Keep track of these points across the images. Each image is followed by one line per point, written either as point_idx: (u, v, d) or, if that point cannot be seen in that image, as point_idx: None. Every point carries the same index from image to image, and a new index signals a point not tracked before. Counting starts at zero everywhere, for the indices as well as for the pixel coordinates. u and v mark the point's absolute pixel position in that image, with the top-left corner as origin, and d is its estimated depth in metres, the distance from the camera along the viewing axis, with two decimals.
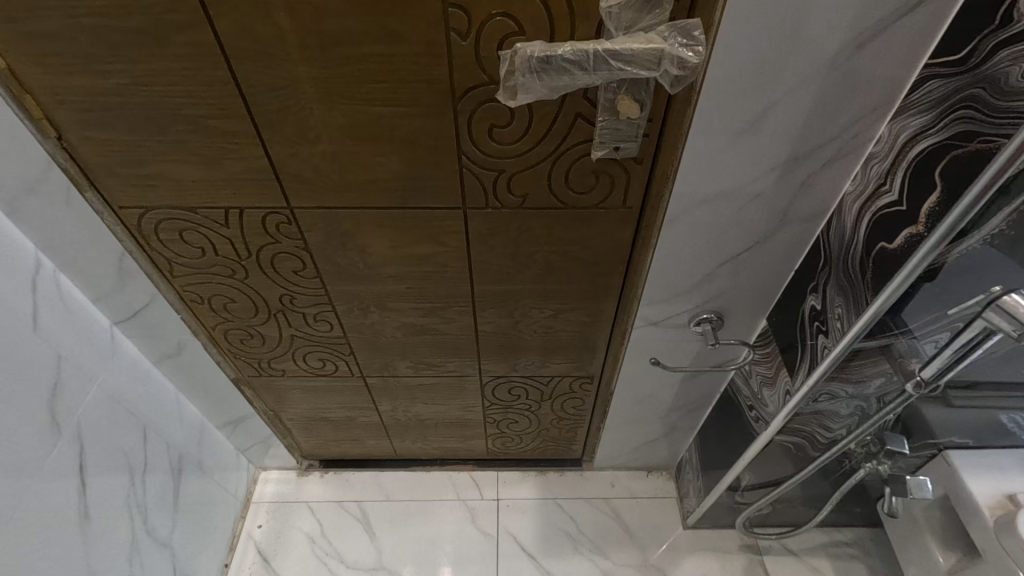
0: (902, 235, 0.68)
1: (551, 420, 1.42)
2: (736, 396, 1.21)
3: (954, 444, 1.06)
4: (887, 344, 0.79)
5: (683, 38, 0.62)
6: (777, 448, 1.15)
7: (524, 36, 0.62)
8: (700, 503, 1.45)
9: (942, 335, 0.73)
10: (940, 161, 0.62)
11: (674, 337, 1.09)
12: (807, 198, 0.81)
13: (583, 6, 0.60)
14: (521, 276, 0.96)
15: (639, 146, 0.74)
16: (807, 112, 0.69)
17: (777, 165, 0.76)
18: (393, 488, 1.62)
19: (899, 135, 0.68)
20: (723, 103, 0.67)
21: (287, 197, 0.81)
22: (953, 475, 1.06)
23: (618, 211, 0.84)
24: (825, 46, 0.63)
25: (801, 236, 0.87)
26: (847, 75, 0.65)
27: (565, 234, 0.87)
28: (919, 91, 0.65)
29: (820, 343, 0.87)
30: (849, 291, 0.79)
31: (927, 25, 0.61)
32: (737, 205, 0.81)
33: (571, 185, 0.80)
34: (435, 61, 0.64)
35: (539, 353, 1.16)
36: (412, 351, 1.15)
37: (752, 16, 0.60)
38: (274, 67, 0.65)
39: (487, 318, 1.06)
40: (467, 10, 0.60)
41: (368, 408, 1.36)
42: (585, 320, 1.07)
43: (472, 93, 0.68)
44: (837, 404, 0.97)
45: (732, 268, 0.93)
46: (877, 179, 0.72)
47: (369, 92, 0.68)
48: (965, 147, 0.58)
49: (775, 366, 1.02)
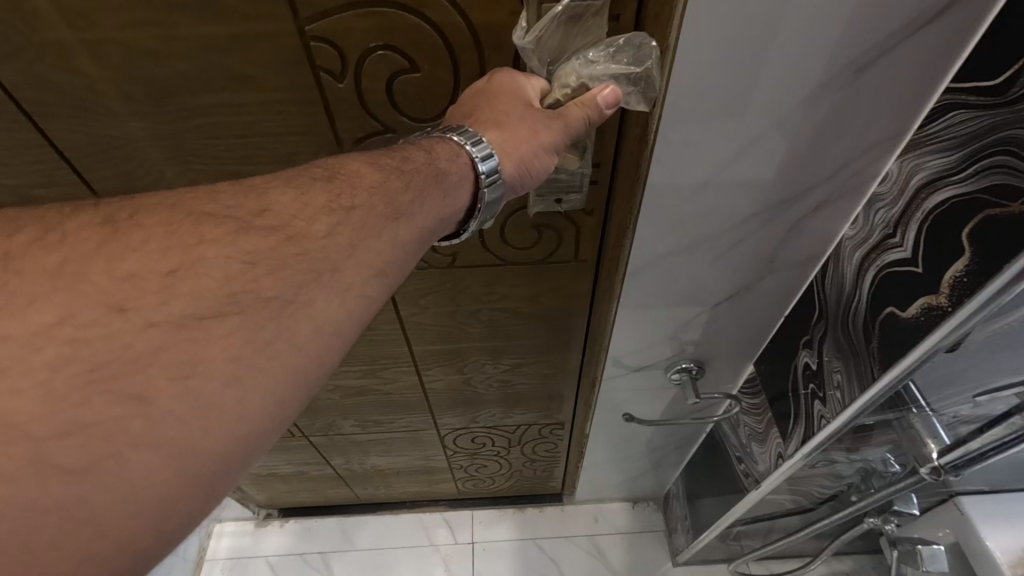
0: (917, 304, 0.54)
1: (523, 462, 1.29)
2: (721, 443, 1.10)
3: (966, 489, 0.89)
4: (898, 417, 0.66)
5: (607, 49, 0.44)
6: (772, 504, 1.05)
7: (420, 73, 0.46)
8: (690, 544, 1.34)
9: (963, 409, 0.60)
10: (968, 221, 0.47)
11: (651, 385, 0.95)
12: (796, 243, 0.67)
13: (493, 32, 0.44)
14: (467, 335, 0.82)
15: (587, 197, 0.58)
16: (794, 150, 0.54)
17: (759, 211, 0.61)
18: (361, 536, 1.49)
19: (912, 176, 0.54)
20: (685, 146, 0.53)
21: (75, 164, 0.52)
22: (965, 527, 0.89)
23: (570, 265, 0.69)
24: (817, 75, 0.48)
25: (792, 282, 0.73)
26: (843, 108, 0.51)
27: (509, 291, 0.73)
28: (936, 124, 0.50)
29: (817, 407, 0.75)
30: (851, 356, 0.65)
31: (946, 41, 0.46)
32: (713, 256, 0.67)
33: (510, 242, 0.65)
34: (309, 108, 0.49)
35: (500, 405, 1.02)
36: (354, 411, 1.01)
37: (716, 38, 0.44)
38: (95, 123, 0.49)
39: (434, 376, 0.92)
40: (335, 43, 0.44)
41: (318, 462, 1.23)
42: (546, 373, 0.93)
43: (366, 143, 0.52)
44: (838, 466, 0.84)
45: (710, 317, 0.79)
46: (883, 227, 0.58)
47: (229, 148, 0.52)
48: (1004, 208, 0.44)
49: (765, 422, 0.91)
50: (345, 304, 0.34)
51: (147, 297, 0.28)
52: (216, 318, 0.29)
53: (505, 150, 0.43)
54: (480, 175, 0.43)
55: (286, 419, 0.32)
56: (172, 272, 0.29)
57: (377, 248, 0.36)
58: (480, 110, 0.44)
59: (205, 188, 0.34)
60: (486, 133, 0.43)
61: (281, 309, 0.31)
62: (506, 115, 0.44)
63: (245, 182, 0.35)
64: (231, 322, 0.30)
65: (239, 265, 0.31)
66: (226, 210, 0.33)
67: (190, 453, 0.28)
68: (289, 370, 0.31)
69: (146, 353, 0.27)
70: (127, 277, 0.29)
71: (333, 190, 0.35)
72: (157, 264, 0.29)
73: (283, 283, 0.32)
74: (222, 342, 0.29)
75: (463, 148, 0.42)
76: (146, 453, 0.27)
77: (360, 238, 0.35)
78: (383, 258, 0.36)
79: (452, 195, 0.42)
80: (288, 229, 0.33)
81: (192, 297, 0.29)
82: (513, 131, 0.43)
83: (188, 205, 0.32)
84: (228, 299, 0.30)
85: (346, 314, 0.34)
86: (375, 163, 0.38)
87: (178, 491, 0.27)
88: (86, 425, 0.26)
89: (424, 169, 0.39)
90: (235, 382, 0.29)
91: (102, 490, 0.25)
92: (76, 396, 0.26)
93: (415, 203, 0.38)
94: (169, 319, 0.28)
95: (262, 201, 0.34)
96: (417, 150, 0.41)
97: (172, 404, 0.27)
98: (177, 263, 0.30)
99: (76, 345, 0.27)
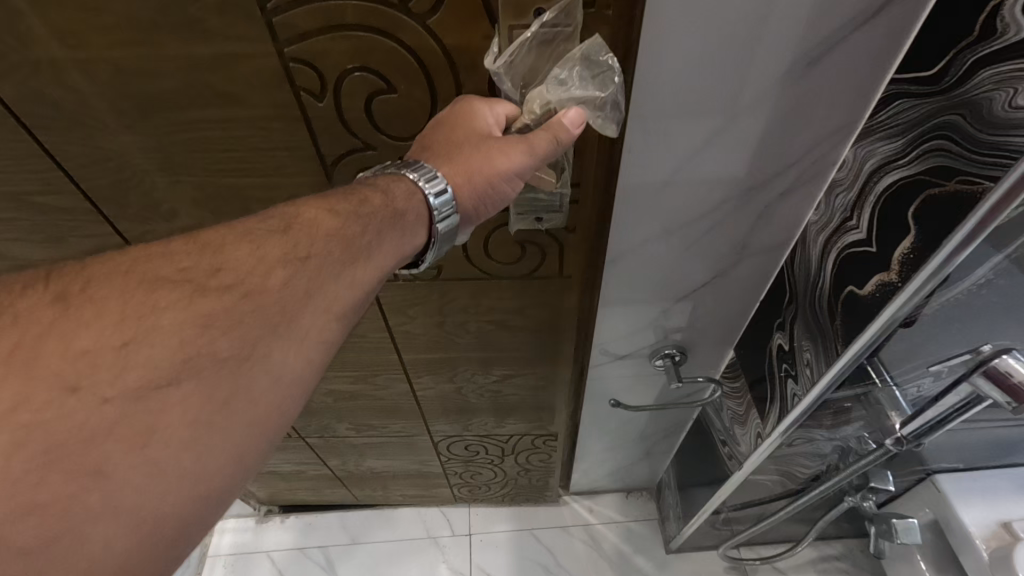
0: (872, 282, 0.55)
1: (518, 471, 1.29)
2: (706, 427, 1.10)
3: (943, 467, 0.89)
4: (865, 392, 0.67)
5: (581, 71, 0.44)
6: (756, 485, 1.04)
7: (397, 94, 0.47)
8: (680, 531, 1.33)
9: (925, 380, 0.62)
10: (914, 201, 0.49)
11: (637, 372, 0.93)
12: (765, 229, 0.66)
13: (468, 55, 0.45)
14: (456, 344, 0.82)
15: (567, 215, 0.59)
16: (759, 136, 0.54)
17: (731, 197, 0.61)
18: (360, 530, 1.51)
19: (866, 162, 0.55)
20: (653, 142, 0.53)
21: (73, 173, 0.54)
22: (943, 504, 0.88)
23: (556, 280, 0.69)
24: (785, 62, 0.48)
25: (765, 267, 0.73)
26: (809, 95, 0.51)
27: (495, 304, 0.74)
28: (884, 112, 0.52)
29: (790, 387, 0.76)
30: (817, 332, 0.67)
31: (896, 30, 0.48)
32: (687, 243, 0.66)
33: (493, 256, 0.65)
34: (291, 125, 0.50)
35: (492, 415, 1.03)
36: (348, 415, 1.03)
37: (682, 36, 0.45)
38: (91, 136, 0.51)
39: (425, 385, 0.93)
40: (314, 64, 0.45)
41: (315, 463, 1.25)
42: (536, 385, 0.93)
43: (347, 159, 0.53)
44: (815, 444, 0.84)
45: (690, 304, 0.78)
46: (842, 211, 0.59)
47: (218, 161, 0.53)
48: (943, 186, 0.46)
49: (745, 404, 0.91)
50: (302, 351, 0.36)
51: (102, 372, 0.29)
52: (173, 385, 0.30)
53: (458, 183, 0.44)
54: (434, 210, 0.44)
55: (242, 475, 0.34)
56: (125, 345, 0.30)
57: (335, 292, 0.37)
58: (437, 143, 0.45)
59: (157, 247, 0.34)
60: (439, 165, 0.44)
61: (237, 365, 0.32)
62: (460, 147, 0.44)
63: (200, 237, 0.36)
64: (185, 388, 0.31)
65: (194, 328, 0.31)
66: (182, 271, 0.33)
67: (149, 516, 0.29)
68: (249, 422, 0.33)
69: (101, 431, 0.28)
70: (81, 355, 0.29)
71: (291, 241, 0.36)
72: (110, 338, 0.30)
73: (238, 340, 0.33)
74: (179, 408, 0.30)
75: (417, 184, 0.43)
76: (103, 524, 0.28)
77: (315, 286, 0.36)
78: (339, 302, 0.38)
79: (410, 231, 0.43)
80: (243, 287, 0.34)
81: (147, 367, 0.30)
82: (465, 162, 0.44)
83: (143, 271, 0.32)
84: (186, 365, 0.31)
85: (304, 361, 0.36)
86: (331, 208, 0.39)
87: (137, 557, 0.29)
88: (43, 505, 0.26)
89: (382, 211, 0.41)
90: (192, 444, 0.31)
91: (60, 566, 0.26)
92: (33, 477, 0.26)
93: (371, 240, 0.39)
94: (123, 392, 0.29)
95: (217, 259, 0.34)
96: (374, 191, 0.42)
97: (130, 475, 0.29)
98: (130, 336, 0.30)
99: (30, 429, 0.27)
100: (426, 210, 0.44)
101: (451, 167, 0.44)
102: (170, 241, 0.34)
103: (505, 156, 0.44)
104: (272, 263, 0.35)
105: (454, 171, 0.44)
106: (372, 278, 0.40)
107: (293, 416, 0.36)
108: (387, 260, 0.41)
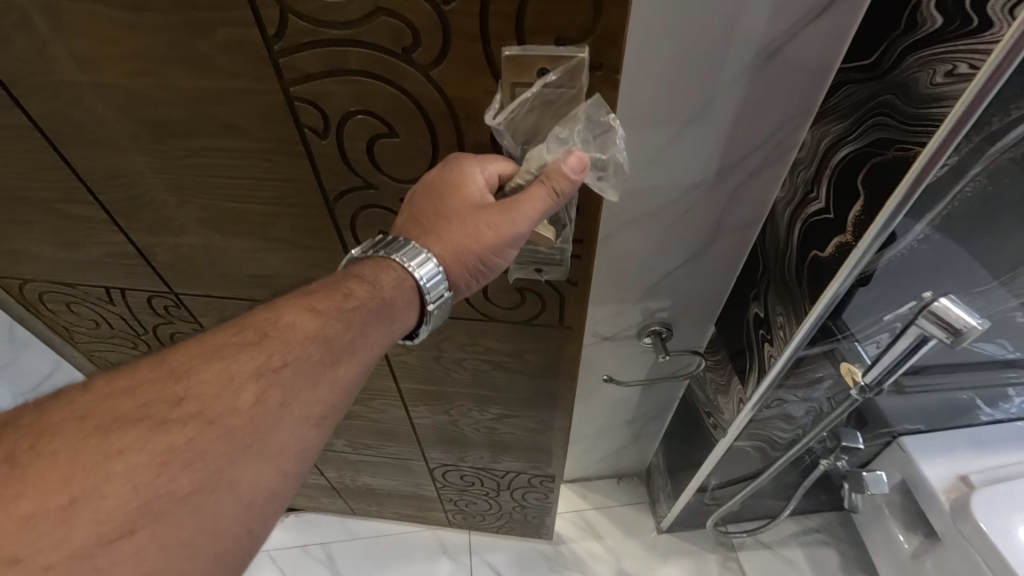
0: (832, 245, 0.55)
1: (513, 507, 1.25)
2: (691, 401, 1.02)
3: (907, 430, 0.94)
4: (830, 350, 0.67)
5: (589, 130, 0.43)
6: (738, 458, 0.97)
7: (399, 138, 0.47)
8: (669, 506, 1.25)
9: (882, 335, 0.65)
10: (861, 170, 0.50)
11: (619, 348, 0.87)
12: (735, 210, 0.64)
13: (469, 104, 0.43)
14: (451, 379, 0.80)
15: (568, 269, 0.57)
16: (722, 117, 0.53)
17: (700, 181, 0.60)
18: (360, 527, 1.48)
19: (819, 143, 0.54)
20: (636, 126, 0.54)
21: (92, 186, 0.56)
22: (907, 463, 0.93)
23: (555, 329, 0.67)
24: (749, 51, 0.48)
25: (738, 249, 0.69)
26: (768, 79, 0.50)
27: (494, 344, 0.71)
28: (834, 97, 0.51)
29: (765, 352, 0.72)
30: (789, 300, 0.65)
31: (845, 19, 0.47)
32: (661, 225, 0.65)
33: (494, 300, 0.64)
34: (293, 159, 0.50)
35: (487, 450, 1.00)
36: (346, 431, 1.02)
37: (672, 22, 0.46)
38: (110, 156, 0.52)
39: (421, 413, 0.91)
40: (319, 105, 0.45)
41: (313, 471, 1.24)
42: (534, 427, 0.90)
43: (348, 196, 0.53)
44: (792, 407, 0.81)
45: (669, 285, 0.74)
46: (802, 187, 0.58)
47: (225, 187, 0.54)
48: (883, 155, 0.48)
49: (728, 377, 0.85)
50: (275, 468, 0.35)
51: (47, 539, 0.27)
52: (127, 535, 0.29)
53: (450, 263, 0.44)
54: (426, 295, 0.45)
55: None
56: (72, 503, 0.29)
57: (311, 399, 0.37)
58: (427, 218, 0.45)
59: (122, 380, 0.34)
60: (431, 247, 0.44)
61: (197, 502, 0.32)
62: (449, 227, 0.44)
63: (168, 361, 0.35)
64: (141, 538, 0.29)
65: (153, 468, 0.31)
66: (143, 407, 0.32)
67: None
68: (213, 559, 0.32)
69: None
70: (24, 520, 0.27)
71: (264, 353, 0.36)
72: (55, 498, 0.28)
73: (203, 471, 0.32)
74: (134, 560, 0.29)
75: (407, 267, 0.43)
76: None
77: (290, 395, 0.36)
78: (319, 406, 0.38)
79: (397, 317, 0.44)
80: (208, 412, 0.33)
81: (99, 521, 0.29)
82: (455, 242, 0.44)
83: (99, 413, 0.32)
84: (142, 513, 0.30)
85: (278, 476, 0.35)
86: (310, 308, 0.39)
87: None
88: None
89: (369, 303, 0.41)
90: None
91: None
92: None
93: (351, 335, 0.40)
94: (67, 558, 0.28)
95: (183, 385, 0.34)
96: (360, 282, 0.42)
97: None
98: (79, 492, 0.29)
99: None
100: (419, 297, 0.45)
101: (440, 247, 0.44)
102: (137, 368, 0.34)
103: (494, 234, 0.43)
104: (245, 376, 0.35)
105: (444, 253, 0.44)
106: (354, 382, 0.40)
107: (263, 540, 0.35)
108: (373, 350, 0.41)
